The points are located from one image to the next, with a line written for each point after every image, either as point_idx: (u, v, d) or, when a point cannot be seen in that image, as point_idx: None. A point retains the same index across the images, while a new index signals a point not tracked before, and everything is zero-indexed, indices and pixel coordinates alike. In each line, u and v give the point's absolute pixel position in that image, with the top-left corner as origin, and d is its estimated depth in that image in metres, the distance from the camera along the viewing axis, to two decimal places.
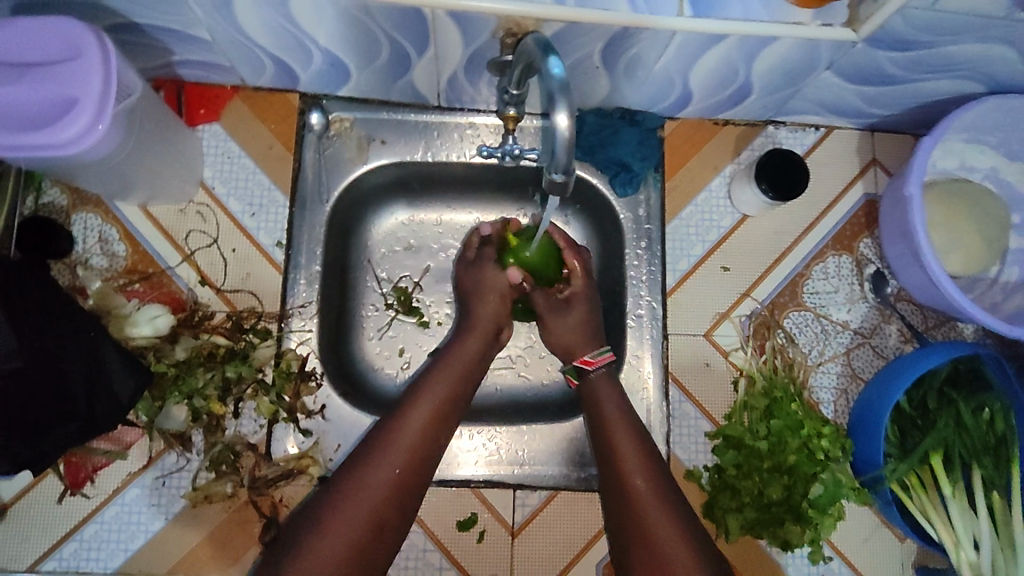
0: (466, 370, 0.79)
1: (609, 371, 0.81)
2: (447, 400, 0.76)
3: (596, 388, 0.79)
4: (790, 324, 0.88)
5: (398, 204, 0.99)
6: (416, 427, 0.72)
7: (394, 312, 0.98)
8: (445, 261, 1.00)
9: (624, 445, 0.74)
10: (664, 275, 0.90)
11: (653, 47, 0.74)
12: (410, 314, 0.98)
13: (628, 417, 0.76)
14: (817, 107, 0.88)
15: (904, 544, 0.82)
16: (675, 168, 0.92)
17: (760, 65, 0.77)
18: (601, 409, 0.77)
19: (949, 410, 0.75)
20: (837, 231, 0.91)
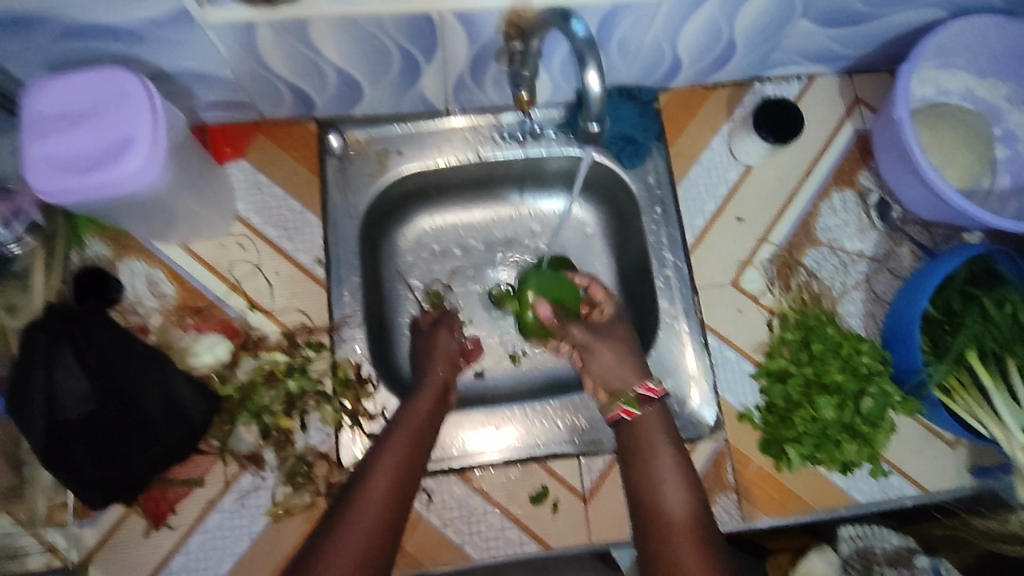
0: (424, 425, 0.79)
1: (662, 410, 0.80)
2: (405, 461, 0.74)
3: (651, 430, 0.79)
4: (809, 261, 0.94)
5: (422, 211, 1.04)
6: (383, 480, 0.72)
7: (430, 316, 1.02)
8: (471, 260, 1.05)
9: (669, 494, 0.73)
10: (684, 234, 0.94)
11: (643, 19, 0.81)
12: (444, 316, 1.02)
13: (678, 464, 0.76)
14: (796, 57, 0.95)
15: (955, 451, 0.85)
16: (675, 135, 0.98)
17: (739, 24, 0.84)
18: (653, 450, 0.77)
19: (973, 307, 0.80)
20: (836, 167, 0.98)
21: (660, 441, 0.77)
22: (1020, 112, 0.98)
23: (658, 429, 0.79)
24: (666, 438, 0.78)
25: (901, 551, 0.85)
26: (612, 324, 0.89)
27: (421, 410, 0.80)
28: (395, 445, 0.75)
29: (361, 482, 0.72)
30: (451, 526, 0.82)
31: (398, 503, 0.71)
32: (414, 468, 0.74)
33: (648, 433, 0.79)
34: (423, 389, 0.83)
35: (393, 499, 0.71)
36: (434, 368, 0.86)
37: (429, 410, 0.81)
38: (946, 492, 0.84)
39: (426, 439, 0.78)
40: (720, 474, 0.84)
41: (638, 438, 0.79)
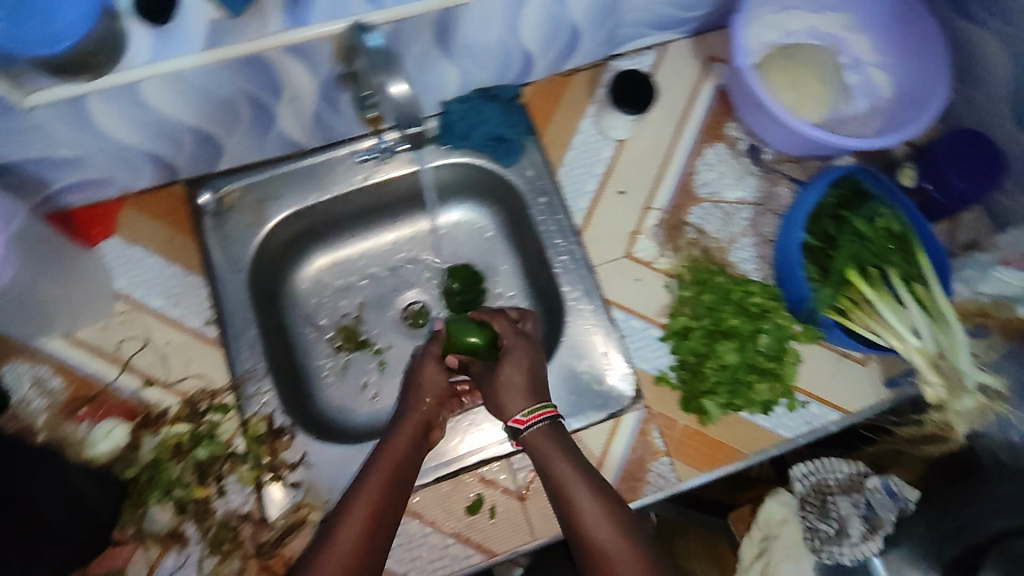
0: (402, 463, 0.75)
1: (552, 424, 0.77)
2: (378, 507, 0.71)
3: (540, 443, 0.76)
4: (696, 218, 0.95)
5: (315, 252, 1.04)
6: (353, 533, 0.68)
7: (346, 352, 1.02)
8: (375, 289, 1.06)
9: (580, 497, 0.71)
10: (571, 218, 0.95)
11: (479, 20, 0.82)
12: (360, 348, 1.03)
13: (577, 466, 0.74)
14: (642, 28, 0.98)
15: (867, 367, 0.87)
16: (545, 125, 0.99)
17: (573, 7, 0.86)
18: (548, 461, 0.74)
19: (847, 228, 0.83)
20: (704, 123, 1.01)
21: (553, 449, 0.75)
22: (861, 36, 1.02)
23: (548, 442, 0.76)
24: (561, 444, 0.75)
25: (853, 478, 0.94)
26: (515, 348, 0.84)
27: (401, 447, 0.77)
28: (369, 489, 0.72)
29: (333, 528, 0.69)
30: (392, 557, 0.79)
31: (368, 557, 0.68)
32: (389, 512, 0.71)
33: (539, 444, 0.76)
34: (403, 425, 0.80)
35: (363, 553, 0.68)
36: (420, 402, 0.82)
37: (410, 445, 0.78)
38: (867, 409, 0.86)
39: (406, 478, 0.75)
40: (648, 441, 0.84)
41: (533, 454, 0.76)
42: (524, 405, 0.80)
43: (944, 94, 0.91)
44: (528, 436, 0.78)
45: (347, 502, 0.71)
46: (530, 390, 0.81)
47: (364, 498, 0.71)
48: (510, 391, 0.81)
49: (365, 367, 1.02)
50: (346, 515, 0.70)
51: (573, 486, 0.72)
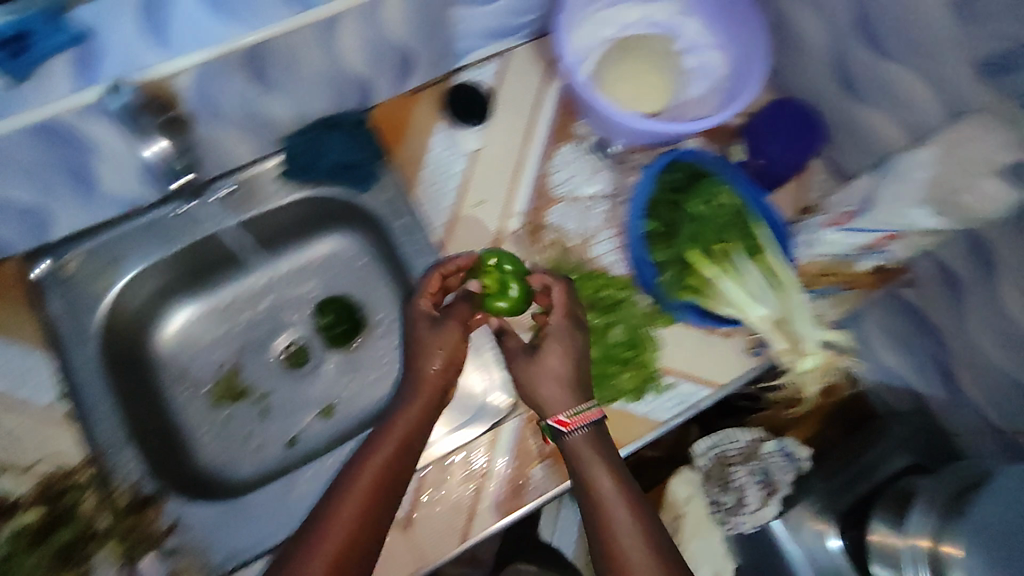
0: (403, 445, 0.75)
1: (592, 429, 0.76)
2: (388, 472, 0.72)
3: (579, 451, 0.75)
4: (554, 219, 0.97)
5: (181, 302, 1.01)
6: (344, 526, 0.67)
7: (227, 403, 1.00)
8: (250, 333, 1.04)
9: (614, 516, 0.70)
10: (429, 235, 0.95)
11: (295, 55, 0.80)
12: (242, 397, 1.01)
13: (617, 479, 0.73)
14: (479, 40, 0.98)
15: (729, 340, 0.89)
16: (395, 147, 0.98)
17: (394, 31, 0.86)
18: (589, 472, 0.73)
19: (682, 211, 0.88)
20: (555, 125, 1.01)
21: (594, 458, 0.74)
22: (694, 22, 1.03)
23: (588, 449, 0.75)
24: (606, 454, 0.74)
25: (749, 450, 1.11)
26: (558, 332, 0.81)
27: (399, 428, 0.76)
28: (364, 479, 0.71)
29: (333, 501, 0.70)
30: None
31: (359, 544, 0.67)
32: (391, 491, 0.72)
33: (576, 453, 0.75)
34: (419, 394, 0.79)
35: (354, 539, 0.66)
36: (426, 369, 0.81)
37: (418, 420, 0.77)
38: (735, 379, 0.88)
39: (406, 463, 0.74)
40: (526, 447, 0.85)
41: (570, 458, 0.75)
42: (567, 405, 0.77)
43: (761, 83, 0.94)
44: (566, 443, 0.76)
45: (340, 493, 0.70)
46: (568, 380, 0.78)
47: (360, 485, 0.71)
48: (546, 380, 0.78)
49: (248, 416, 1.00)
50: (340, 503, 0.69)
51: (610, 501, 0.71)
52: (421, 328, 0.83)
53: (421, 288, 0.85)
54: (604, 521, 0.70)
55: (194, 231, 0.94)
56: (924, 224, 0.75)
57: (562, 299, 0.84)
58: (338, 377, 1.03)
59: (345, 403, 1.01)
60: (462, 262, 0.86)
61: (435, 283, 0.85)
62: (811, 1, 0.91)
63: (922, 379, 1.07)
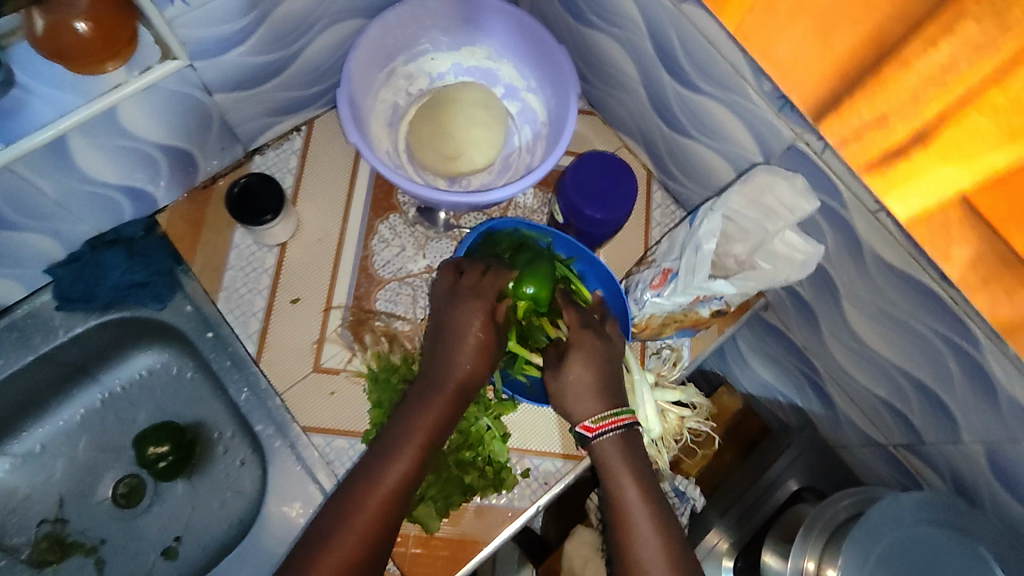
0: (404, 480, 0.69)
1: (622, 437, 0.74)
2: (392, 500, 0.68)
3: (607, 457, 0.73)
4: (382, 306, 0.89)
5: None
6: (347, 552, 0.66)
7: (53, 564, 0.89)
8: (71, 477, 0.93)
9: (642, 527, 0.70)
10: (244, 347, 0.85)
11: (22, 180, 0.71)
12: (68, 555, 0.90)
13: (642, 486, 0.72)
14: (266, 120, 0.90)
15: None
16: (193, 250, 0.88)
17: (145, 132, 0.77)
18: (615, 477, 0.72)
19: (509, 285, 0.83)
20: (371, 199, 0.94)
21: (621, 463, 0.73)
22: (506, 65, 0.98)
23: (620, 454, 0.73)
24: (629, 459, 0.73)
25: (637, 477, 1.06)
26: (583, 339, 0.77)
27: (427, 433, 0.71)
28: (358, 520, 0.67)
29: (335, 525, 0.67)
30: None
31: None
32: (396, 513, 0.68)
33: (605, 457, 0.74)
34: (446, 379, 0.73)
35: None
36: (458, 362, 0.73)
37: (435, 428, 0.71)
38: None
39: (408, 490, 0.69)
40: None
41: (600, 465, 0.74)
42: (595, 412, 0.74)
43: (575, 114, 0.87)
44: (592, 449, 0.75)
45: (330, 536, 0.66)
46: (605, 389, 0.75)
47: (353, 525, 0.67)
48: (583, 392, 0.74)
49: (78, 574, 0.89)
50: (334, 547, 0.66)
51: (635, 509, 0.71)
52: (442, 292, 0.77)
53: (470, 286, 0.76)
54: (629, 530, 0.70)
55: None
56: (725, 292, 0.76)
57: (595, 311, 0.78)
58: (178, 511, 0.92)
59: (190, 538, 0.91)
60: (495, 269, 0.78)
61: (483, 283, 0.77)
62: (612, 32, 0.85)
63: (801, 394, 1.04)
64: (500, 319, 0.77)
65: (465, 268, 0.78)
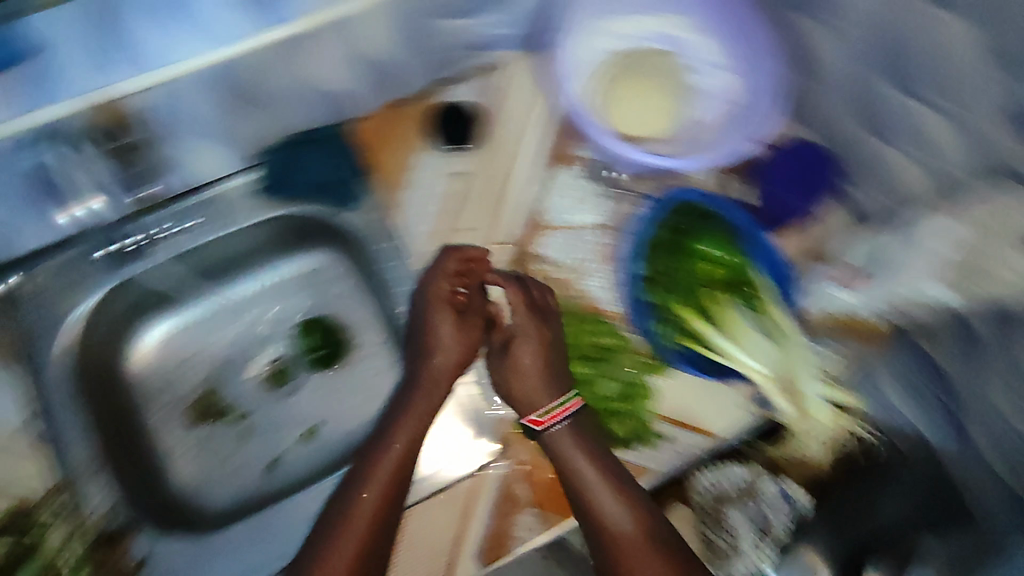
0: (398, 469, 0.78)
1: (568, 424, 0.81)
2: (397, 482, 0.78)
3: (558, 442, 0.79)
4: (546, 250, 0.91)
5: (159, 318, 0.95)
6: (364, 519, 0.75)
7: (206, 423, 0.95)
8: (227, 350, 0.97)
9: (610, 513, 0.75)
10: (415, 261, 0.92)
11: None
12: (223, 417, 0.96)
13: (600, 469, 0.77)
14: (467, 49, 0.91)
15: (731, 389, 0.86)
16: (376, 164, 0.92)
17: (369, 41, 0.80)
18: (571, 463, 0.78)
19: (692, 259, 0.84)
20: (548, 147, 0.94)
21: (574, 450, 0.78)
22: (702, 36, 0.91)
23: (570, 439, 0.79)
24: (582, 447, 0.79)
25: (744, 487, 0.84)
26: (525, 327, 0.85)
27: (405, 437, 0.81)
28: (360, 509, 0.75)
29: (348, 500, 0.77)
30: None
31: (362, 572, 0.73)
32: (402, 489, 0.78)
33: (557, 442, 0.80)
34: (418, 392, 0.85)
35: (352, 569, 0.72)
36: (419, 385, 0.85)
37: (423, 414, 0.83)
38: (734, 430, 0.85)
39: (402, 479, 0.78)
40: (510, 495, 0.82)
41: (553, 453, 0.80)
42: (552, 397, 0.82)
43: (770, 111, 0.89)
44: (545, 436, 0.81)
45: (338, 526, 0.75)
46: (544, 372, 0.84)
47: (362, 511, 0.75)
48: (529, 377, 0.83)
49: (226, 439, 0.95)
50: (342, 529, 0.74)
51: (603, 492, 0.76)
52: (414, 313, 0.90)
53: (432, 295, 0.88)
54: (593, 512, 0.76)
55: (161, 241, 0.90)
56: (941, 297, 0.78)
57: (533, 301, 0.86)
58: (315, 401, 0.97)
59: (330, 429, 0.96)
60: (467, 255, 0.88)
61: (444, 287, 0.88)
62: (824, 20, 0.82)
63: None
64: (466, 317, 0.88)
65: (428, 284, 0.89)
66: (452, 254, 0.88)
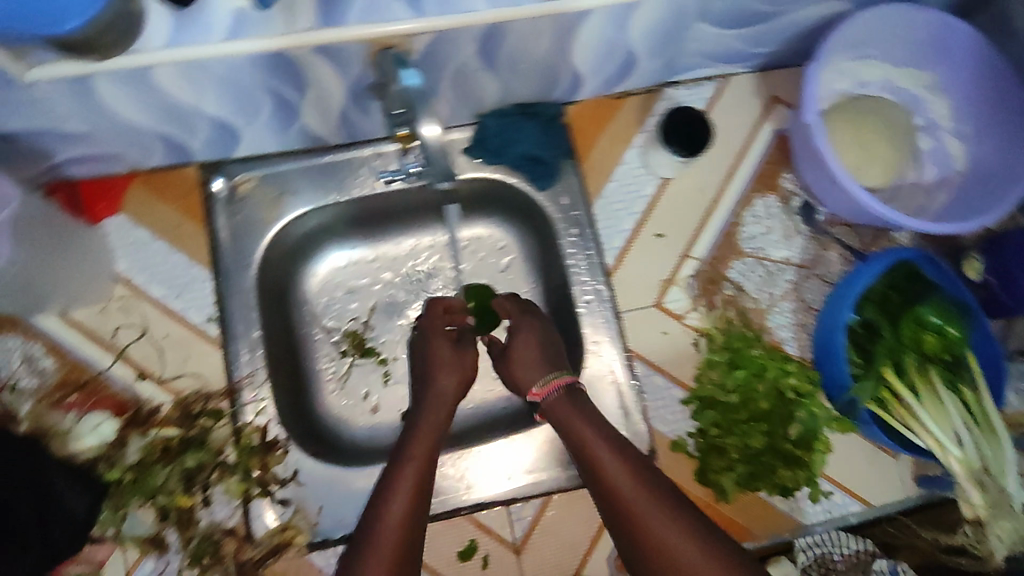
0: (424, 462, 0.73)
1: (569, 390, 0.74)
2: (423, 483, 0.72)
3: (559, 413, 0.73)
4: (736, 274, 0.88)
5: (331, 248, 0.97)
6: (396, 527, 0.68)
7: (352, 358, 0.97)
8: (387, 294, 0.98)
9: (630, 489, 0.65)
10: (602, 256, 0.89)
11: (527, 37, 0.73)
12: (368, 356, 0.97)
13: (606, 437, 0.69)
14: (704, 59, 0.88)
15: (897, 462, 0.84)
16: (587, 150, 0.92)
17: (637, 32, 0.77)
18: (572, 429, 0.71)
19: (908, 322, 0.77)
20: (756, 173, 0.92)
21: (574, 414, 0.72)
22: (943, 100, 0.91)
23: (569, 407, 0.73)
24: (582, 417, 0.71)
25: (858, 555, 0.78)
26: (523, 324, 0.81)
27: (427, 442, 0.75)
28: (394, 510, 0.69)
29: (376, 511, 0.69)
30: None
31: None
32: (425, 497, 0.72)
33: (560, 413, 0.73)
34: (433, 384, 0.81)
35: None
36: (433, 386, 0.81)
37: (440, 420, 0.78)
38: (891, 504, 0.83)
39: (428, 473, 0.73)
40: None
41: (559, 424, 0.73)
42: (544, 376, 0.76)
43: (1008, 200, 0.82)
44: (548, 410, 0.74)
45: (373, 529, 0.68)
46: (546, 353, 0.79)
47: (394, 511, 0.69)
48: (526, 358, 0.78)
49: (369, 377, 0.96)
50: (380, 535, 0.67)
51: (604, 459, 0.67)
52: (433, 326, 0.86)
53: (426, 320, 0.87)
54: (612, 483, 0.66)
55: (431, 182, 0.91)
56: None
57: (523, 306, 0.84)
58: None
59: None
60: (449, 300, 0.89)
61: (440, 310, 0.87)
62: None
63: None
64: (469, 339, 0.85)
65: (428, 311, 0.88)
66: (434, 304, 0.88)
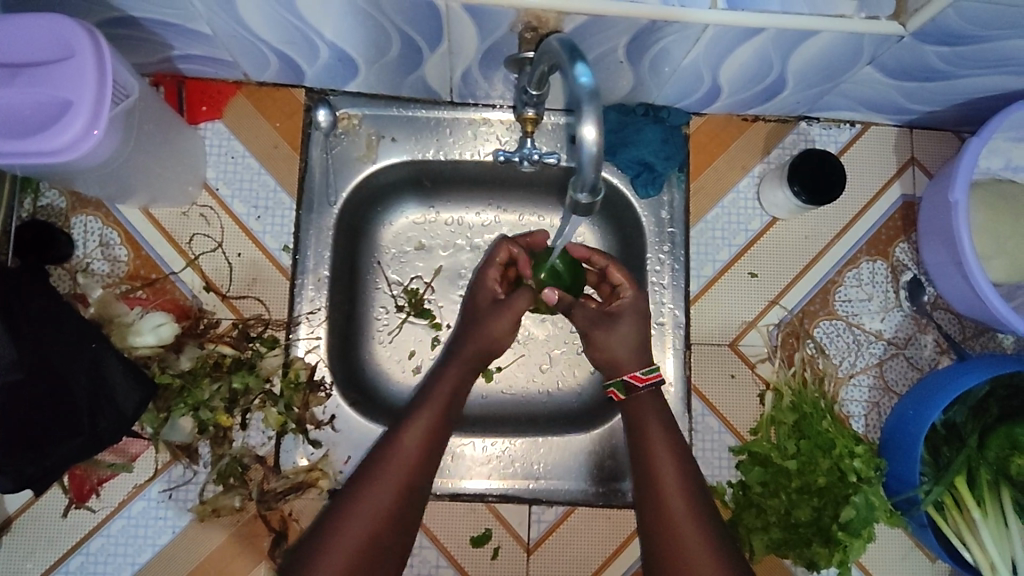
0: (442, 413, 0.72)
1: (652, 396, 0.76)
2: (439, 428, 0.71)
3: (643, 412, 0.74)
4: (820, 334, 0.84)
5: (410, 202, 0.92)
6: (404, 459, 0.68)
7: (406, 315, 0.91)
8: (457, 260, 0.93)
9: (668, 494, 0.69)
10: (688, 281, 0.85)
11: (682, 41, 0.67)
12: (422, 317, 0.91)
13: (672, 446, 0.72)
14: (853, 103, 0.82)
15: (935, 564, 0.79)
16: (700, 168, 0.87)
17: (798, 61, 0.71)
18: (643, 427, 0.73)
19: (998, 440, 0.73)
20: (872, 235, 0.86)
21: (651, 413, 0.74)
22: None
23: (651, 404, 0.75)
24: (669, 449, 0.72)
25: None
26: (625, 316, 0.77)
27: (451, 387, 0.75)
28: (401, 455, 0.68)
29: (389, 440, 0.70)
30: None
31: (395, 524, 0.66)
32: (441, 438, 0.72)
33: (640, 415, 0.74)
34: (478, 336, 0.79)
35: (380, 530, 0.65)
36: (474, 336, 0.79)
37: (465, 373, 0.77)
38: None
39: (441, 429, 0.72)
40: None
41: (632, 412, 0.75)
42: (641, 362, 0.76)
43: None
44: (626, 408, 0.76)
45: (379, 462, 0.68)
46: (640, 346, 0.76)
47: (400, 460, 0.68)
48: (627, 341, 0.76)
49: (418, 338, 0.90)
50: (384, 461, 0.68)
51: (677, 508, 0.69)
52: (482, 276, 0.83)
53: (488, 259, 0.84)
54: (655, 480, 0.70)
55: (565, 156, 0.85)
56: None
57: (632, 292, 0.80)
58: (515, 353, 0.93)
59: (509, 373, 0.89)
60: (515, 251, 0.84)
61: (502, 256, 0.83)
62: None
63: None
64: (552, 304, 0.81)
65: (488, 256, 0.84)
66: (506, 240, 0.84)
